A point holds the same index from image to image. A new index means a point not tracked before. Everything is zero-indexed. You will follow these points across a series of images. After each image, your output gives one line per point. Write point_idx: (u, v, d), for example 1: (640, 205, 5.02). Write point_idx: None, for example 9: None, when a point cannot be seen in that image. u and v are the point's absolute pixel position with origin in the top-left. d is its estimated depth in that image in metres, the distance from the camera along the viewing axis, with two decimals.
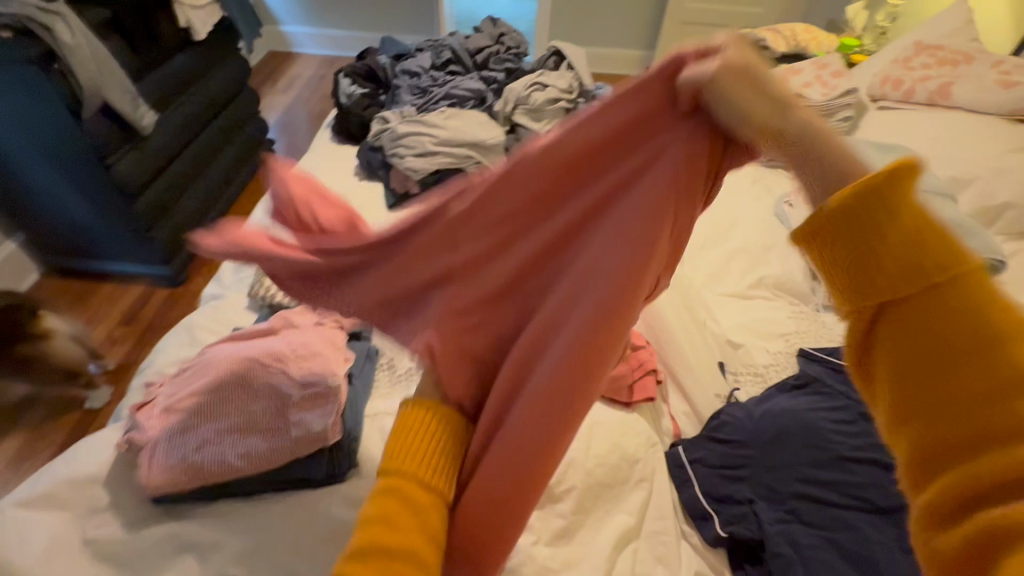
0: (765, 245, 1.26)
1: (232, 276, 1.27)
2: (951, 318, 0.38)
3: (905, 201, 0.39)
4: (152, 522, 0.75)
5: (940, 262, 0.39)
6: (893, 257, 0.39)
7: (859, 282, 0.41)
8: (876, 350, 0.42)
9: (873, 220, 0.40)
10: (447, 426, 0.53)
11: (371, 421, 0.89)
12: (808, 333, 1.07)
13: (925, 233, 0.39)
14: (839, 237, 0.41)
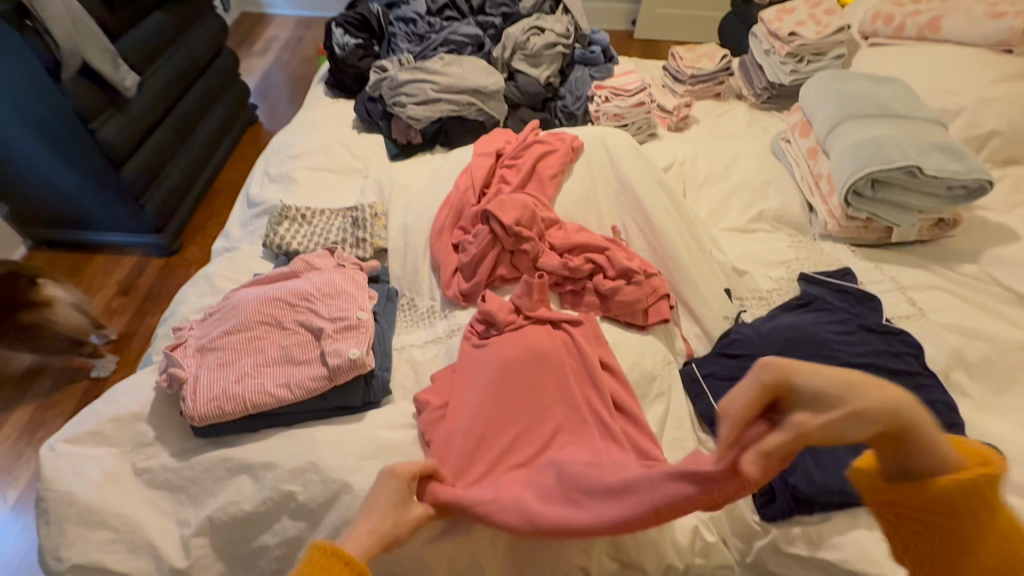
0: (764, 181, 1.30)
1: (240, 231, 1.28)
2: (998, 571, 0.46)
3: (976, 494, 0.45)
4: (200, 451, 0.79)
5: (995, 532, 0.46)
6: (957, 524, 0.46)
7: (916, 540, 0.49)
8: (920, 569, 0.50)
9: (927, 492, 0.46)
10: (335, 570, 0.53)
11: (399, 353, 0.93)
12: (807, 260, 1.12)
13: (983, 516, 0.46)
14: (899, 492, 0.47)
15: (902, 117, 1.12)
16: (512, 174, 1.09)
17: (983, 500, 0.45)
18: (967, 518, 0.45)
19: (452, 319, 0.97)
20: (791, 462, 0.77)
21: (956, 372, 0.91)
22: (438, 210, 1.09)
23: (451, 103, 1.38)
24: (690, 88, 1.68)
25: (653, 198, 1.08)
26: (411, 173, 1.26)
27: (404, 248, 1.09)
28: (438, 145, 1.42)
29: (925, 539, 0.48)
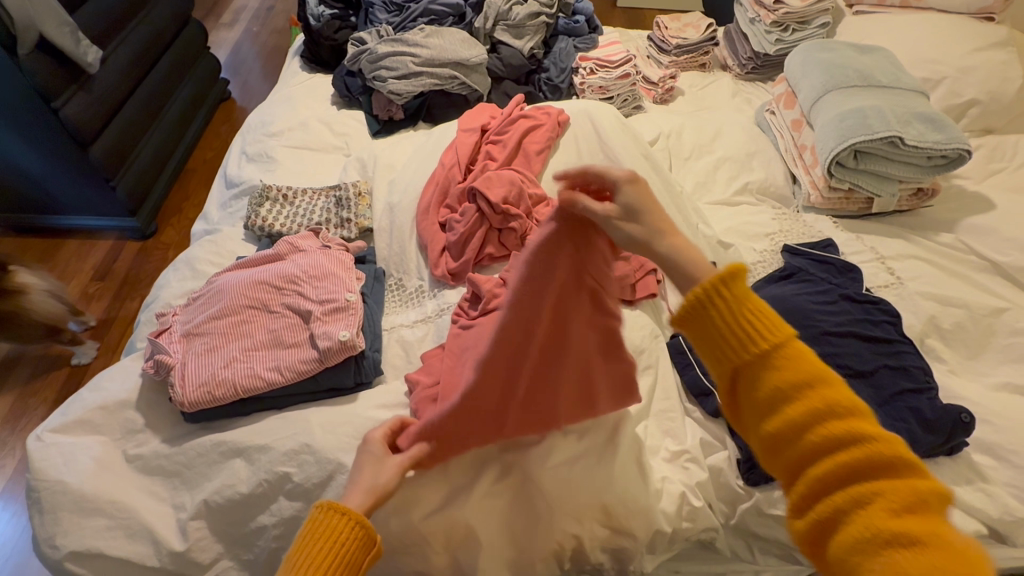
0: (748, 153, 1.30)
1: (220, 212, 1.25)
2: (786, 374, 0.48)
3: (739, 299, 0.50)
4: (192, 436, 0.79)
5: (762, 335, 0.49)
6: (744, 330, 0.49)
7: (719, 355, 0.51)
8: (744, 403, 0.51)
9: (718, 311, 0.50)
10: (350, 530, 0.59)
11: (389, 334, 0.93)
12: (791, 232, 1.14)
13: (752, 320, 0.50)
14: (702, 319, 0.51)
15: (885, 88, 1.13)
16: (497, 151, 1.08)
17: (750, 305, 0.50)
18: (735, 320, 0.50)
19: (440, 299, 0.97)
20: None
21: (930, 338, 0.94)
22: (423, 188, 1.08)
23: (433, 76, 1.35)
24: (676, 59, 1.66)
25: (640, 172, 1.07)
26: (394, 150, 1.23)
27: (390, 227, 1.08)
28: (420, 121, 1.39)
29: (736, 370, 0.50)
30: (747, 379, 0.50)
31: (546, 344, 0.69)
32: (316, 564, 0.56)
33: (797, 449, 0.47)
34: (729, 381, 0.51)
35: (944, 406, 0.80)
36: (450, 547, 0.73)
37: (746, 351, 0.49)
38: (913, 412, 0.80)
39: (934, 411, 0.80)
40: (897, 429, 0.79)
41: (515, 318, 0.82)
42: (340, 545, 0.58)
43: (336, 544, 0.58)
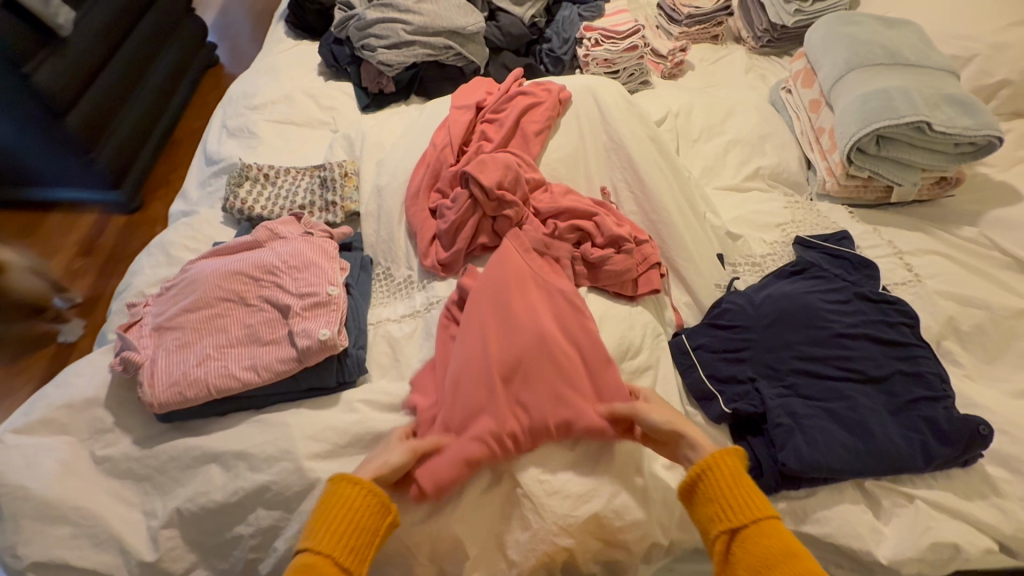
0: (761, 135, 1.22)
1: (199, 191, 1.18)
2: (770, 542, 0.58)
3: (731, 468, 0.63)
4: (163, 438, 0.74)
5: (755, 508, 0.60)
6: (735, 494, 0.61)
7: (713, 522, 0.62)
8: (736, 565, 0.59)
9: (721, 482, 0.63)
10: (361, 498, 0.60)
11: (375, 328, 0.88)
12: (803, 223, 1.07)
13: (741, 491, 0.62)
14: (706, 492, 0.63)
15: (913, 66, 1.04)
16: (494, 131, 1.00)
17: (742, 479, 0.63)
18: (727, 485, 0.62)
19: (430, 291, 0.91)
20: (779, 438, 0.75)
21: (947, 340, 0.89)
22: (413, 170, 1.00)
23: (426, 47, 1.25)
24: (686, 31, 1.56)
25: (645, 157, 1.00)
26: (383, 127, 1.15)
27: (378, 212, 1.01)
28: (412, 95, 1.31)
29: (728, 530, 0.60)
30: (739, 543, 0.60)
31: (536, 367, 0.73)
32: (329, 528, 0.59)
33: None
34: (721, 541, 0.61)
35: (961, 417, 0.76)
36: (435, 559, 0.70)
37: (740, 513, 0.60)
38: (927, 422, 0.76)
39: (950, 422, 0.75)
40: (910, 440, 0.75)
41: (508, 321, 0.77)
42: (353, 512, 0.60)
43: (350, 511, 0.60)
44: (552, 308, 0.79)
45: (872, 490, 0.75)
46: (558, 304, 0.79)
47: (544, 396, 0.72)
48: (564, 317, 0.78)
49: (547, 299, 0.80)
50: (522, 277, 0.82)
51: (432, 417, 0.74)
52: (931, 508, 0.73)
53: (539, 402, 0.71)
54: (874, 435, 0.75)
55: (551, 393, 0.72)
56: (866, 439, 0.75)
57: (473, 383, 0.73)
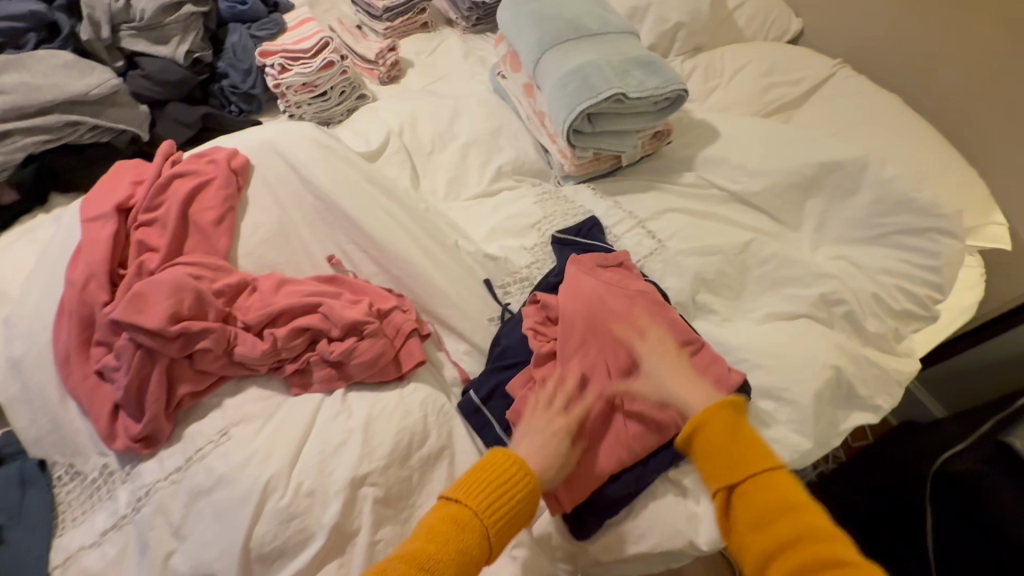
0: (492, 129, 1.16)
1: None
2: (771, 494, 0.54)
3: (725, 420, 0.59)
4: None
5: (760, 461, 0.56)
6: (733, 453, 0.57)
7: (716, 472, 0.57)
8: (734, 516, 0.56)
9: (723, 434, 0.58)
10: (514, 474, 0.59)
11: (63, 572, 0.62)
12: (556, 214, 1.03)
13: (742, 443, 0.57)
14: (703, 447, 0.58)
15: (597, 36, 1.05)
16: (155, 237, 0.76)
17: (743, 430, 0.59)
18: (735, 436, 0.58)
19: (135, 480, 0.67)
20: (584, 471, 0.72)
21: (700, 293, 0.94)
22: (55, 325, 0.72)
23: (37, 131, 0.92)
24: (391, 25, 1.41)
25: (364, 206, 0.85)
26: (0, 262, 0.82)
27: (26, 394, 0.72)
28: (51, 195, 0.97)
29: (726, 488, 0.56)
30: (743, 501, 0.55)
31: None
32: (482, 498, 0.57)
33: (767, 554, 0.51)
34: (720, 496, 0.56)
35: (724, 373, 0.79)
36: None
37: (740, 471, 0.56)
38: None
39: None
40: None
41: (603, 337, 0.78)
42: (500, 488, 0.58)
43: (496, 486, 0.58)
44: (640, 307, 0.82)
45: None
46: (646, 302, 0.82)
47: None
48: (658, 314, 0.81)
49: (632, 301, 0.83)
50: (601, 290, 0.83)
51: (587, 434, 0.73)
52: None
53: None
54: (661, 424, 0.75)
55: None
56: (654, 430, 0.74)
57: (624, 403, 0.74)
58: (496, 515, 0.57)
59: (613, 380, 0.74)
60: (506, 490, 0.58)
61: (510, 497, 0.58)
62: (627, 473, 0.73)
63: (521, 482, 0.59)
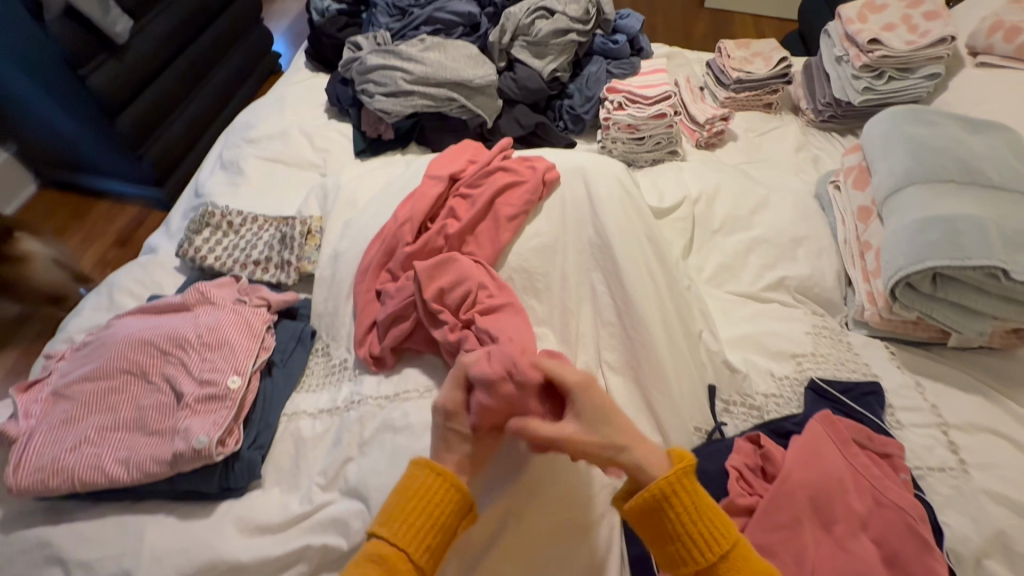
0: (795, 235, 1.03)
1: (179, 223, 1.11)
2: (747, 567, 0.54)
3: (690, 494, 0.55)
4: (30, 522, 0.68)
5: (718, 540, 0.55)
6: (704, 529, 0.55)
7: (676, 556, 0.56)
8: None
9: (683, 510, 0.55)
10: (444, 492, 0.58)
11: (287, 422, 0.78)
12: (827, 359, 0.87)
13: (706, 519, 0.55)
14: (662, 526, 0.56)
15: (994, 188, 0.83)
16: (463, 209, 0.89)
17: (703, 500, 0.56)
18: (691, 519, 0.55)
19: (359, 386, 0.80)
20: None
21: (991, 561, 0.67)
22: (371, 242, 0.91)
23: (426, 97, 1.16)
24: (733, 96, 1.39)
25: (632, 260, 0.84)
26: (363, 179, 1.06)
27: (331, 280, 0.92)
28: (411, 143, 1.23)
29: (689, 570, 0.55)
30: None
31: None
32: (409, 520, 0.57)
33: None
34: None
35: None
36: None
37: (709, 553, 0.54)
38: None
39: None
40: None
41: (817, 530, 0.65)
42: (432, 510, 0.58)
43: (427, 508, 0.58)
44: (881, 523, 0.65)
45: None
46: (897, 524, 0.64)
47: None
48: (906, 548, 0.62)
49: (878, 512, 0.66)
50: (843, 475, 0.68)
51: None
52: None
53: None
54: None
55: None
56: None
57: None
58: (427, 540, 0.57)
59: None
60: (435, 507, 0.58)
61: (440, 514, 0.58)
62: None
63: (447, 498, 0.58)
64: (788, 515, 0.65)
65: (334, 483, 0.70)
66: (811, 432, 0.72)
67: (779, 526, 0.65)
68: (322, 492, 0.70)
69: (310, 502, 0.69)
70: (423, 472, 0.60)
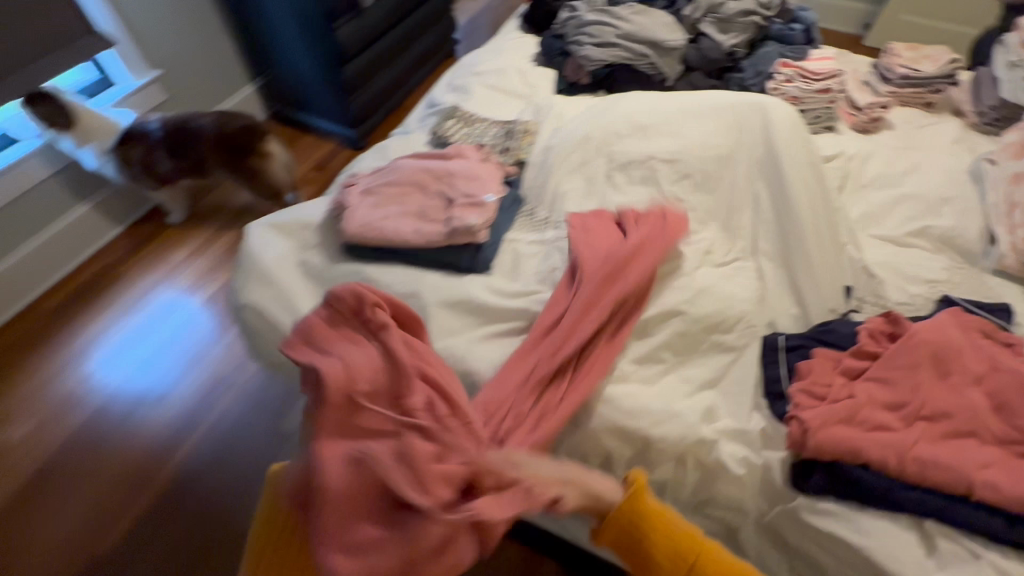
0: (942, 197, 1.15)
1: (416, 124, 1.48)
2: (707, 572, 0.61)
3: (641, 509, 0.64)
4: (345, 262, 1.02)
5: (687, 545, 0.63)
6: (659, 541, 0.63)
7: (648, 563, 0.64)
8: None
9: (638, 532, 0.64)
10: (317, 565, 0.64)
11: (508, 244, 1.07)
12: (960, 284, 1.02)
13: (662, 528, 0.64)
14: (628, 542, 0.65)
15: None
16: (659, 124, 1.15)
17: (653, 512, 0.64)
18: (654, 529, 0.64)
19: (563, 230, 1.07)
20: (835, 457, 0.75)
21: None
22: (577, 139, 1.18)
23: (626, 51, 1.43)
24: (897, 90, 1.51)
25: (796, 174, 1.04)
26: (569, 104, 1.36)
27: (541, 165, 1.20)
28: (601, 90, 1.50)
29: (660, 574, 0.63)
30: None
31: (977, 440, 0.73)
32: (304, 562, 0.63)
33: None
34: None
35: None
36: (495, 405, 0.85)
37: (667, 559, 0.63)
38: None
39: None
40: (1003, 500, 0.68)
41: (935, 376, 0.79)
42: (314, 535, 0.63)
43: (310, 540, 0.63)
44: (995, 381, 0.78)
45: (930, 530, 0.71)
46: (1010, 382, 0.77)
47: (991, 469, 0.70)
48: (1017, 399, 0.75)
49: (993, 374, 0.79)
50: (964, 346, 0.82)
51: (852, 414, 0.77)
52: None
53: (970, 470, 0.70)
54: (952, 470, 0.70)
55: (983, 464, 0.71)
56: (931, 465, 0.71)
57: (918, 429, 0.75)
58: None
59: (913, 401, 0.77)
60: (317, 556, 0.64)
61: None
62: (870, 473, 0.73)
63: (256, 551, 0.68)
64: (909, 361, 0.80)
65: (546, 280, 0.99)
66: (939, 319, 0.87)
67: (902, 367, 0.80)
68: (537, 284, 0.99)
69: (529, 288, 0.98)
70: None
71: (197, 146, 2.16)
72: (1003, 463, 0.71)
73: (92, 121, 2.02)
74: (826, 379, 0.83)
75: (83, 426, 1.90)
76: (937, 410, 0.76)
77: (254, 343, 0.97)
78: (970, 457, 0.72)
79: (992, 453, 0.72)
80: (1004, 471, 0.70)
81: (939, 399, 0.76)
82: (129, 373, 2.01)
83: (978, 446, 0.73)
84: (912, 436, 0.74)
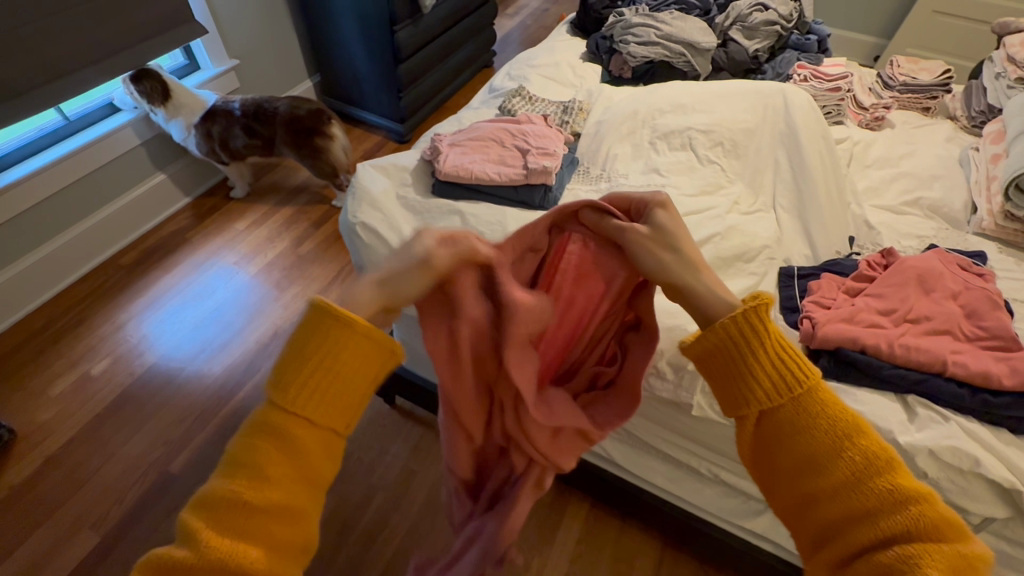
0: (933, 175, 1.38)
1: (480, 103, 1.66)
2: (822, 415, 0.50)
3: (758, 326, 0.52)
4: (436, 197, 1.24)
5: (795, 379, 0.51)
6: (768, 361, 0.52)
7: (740, 397, 0.54)
8: (755, 439, 0.54)
9: (743, 350, 0.53)
10: (345, 356, 0.51)
11: (569, 191, 1.29)
12: (946, 240, 1.23)
13: (783, 353, 0.52)
14: (719, 358, 0.55)
15: None
16: (697, 103, 1.38)
17: (769, 335, 0.52)
18: (775, 354, 0.52)
19: (616, 182, 1.29)
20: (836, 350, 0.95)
21: None
22: (627, 112, 1.40)
23: (666, 49, 1.68)
24: (898, 95, 1.74)
25: (811, 144, 1.26)
26: (616, 90, 1.59)
27: (595, 134, 1.41)
28: (641, 83, 1.74)
29: (758, 406, 0.52)
30: (783, 431, 0.51)
31: (948, 334, 0.93)
32: (299, 368, 0.50)
33: (810, 488, 0.50)
34: (748, 419, 0.53)
35: None
36: None
37: (772, 390, 0.52)
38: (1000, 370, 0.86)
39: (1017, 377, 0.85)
40: (971, 375, 0.87)
41: (920, 290, 0.99)
42: (333, 351, 0.51)
43: (327, 350, 0.50)
44: (966, 295, 0.98)
45: (912, 403, 0.90)
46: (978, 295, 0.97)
47: (960, 354, 0.90)
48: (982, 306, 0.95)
49: (967, 290, 0.99)
50: (944, 269, 1.02)
51: (852, 314, 0.97)
52: (966, 434, 0.86)
53: (941, 350, 0.90)
54: (929, 353, 0.89)
55: (952, 349, 0.90)
56: (913, 349, 0.90)
57: (902, 326, 0.95)
58: (314, 397, 0.50)
59: (902, 306, 0.97)
60: (339, 354, 0.51)
61: (343, 365, 0.51)
62: (866, 355, 0.92)
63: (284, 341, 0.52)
64: (901, 280, 1.00)
65: None
66: (925, 255, 1.08)
67: (894, 284, 1.00)
68: None
69: None
70: (316, 319, 0.51)
71: (270, 126, 2.29)
72: (970, 350, 0.91)
73: (184, 99, 2.18)
74: (833, 295, 1.03)
75: (140, 380, 1.91)
76: (919, 312, 0.95)
77: (363, 255, 1.18)
78: (943, 344, 0.91)
79: (961, 344, 0.92)
80: (969, 354, 0.90)
81: (920, 305, 0.96)
82: (179, 339, 2.03)
83: (948, 337, 0.93)
84: (897, 330, 0.94)
